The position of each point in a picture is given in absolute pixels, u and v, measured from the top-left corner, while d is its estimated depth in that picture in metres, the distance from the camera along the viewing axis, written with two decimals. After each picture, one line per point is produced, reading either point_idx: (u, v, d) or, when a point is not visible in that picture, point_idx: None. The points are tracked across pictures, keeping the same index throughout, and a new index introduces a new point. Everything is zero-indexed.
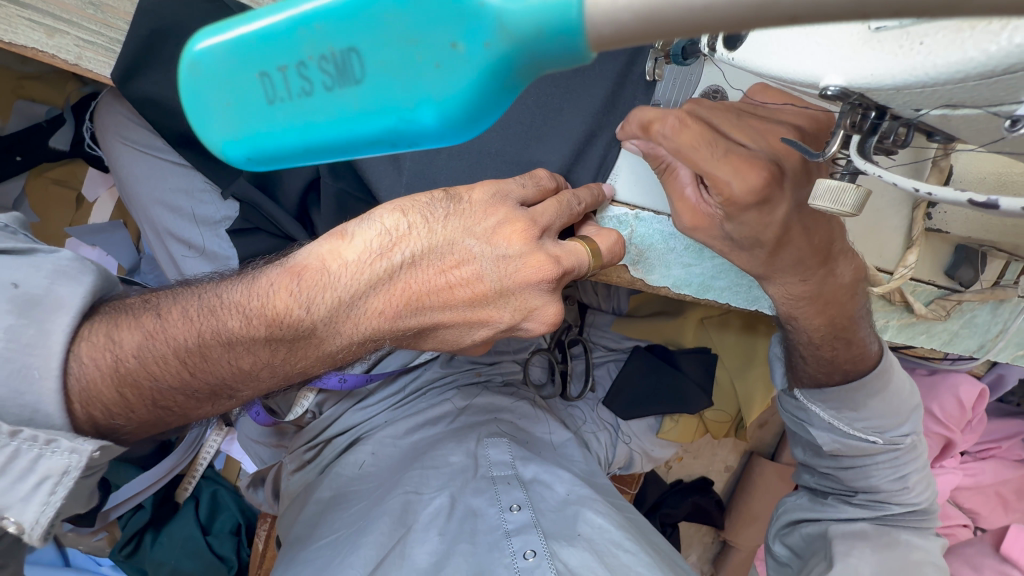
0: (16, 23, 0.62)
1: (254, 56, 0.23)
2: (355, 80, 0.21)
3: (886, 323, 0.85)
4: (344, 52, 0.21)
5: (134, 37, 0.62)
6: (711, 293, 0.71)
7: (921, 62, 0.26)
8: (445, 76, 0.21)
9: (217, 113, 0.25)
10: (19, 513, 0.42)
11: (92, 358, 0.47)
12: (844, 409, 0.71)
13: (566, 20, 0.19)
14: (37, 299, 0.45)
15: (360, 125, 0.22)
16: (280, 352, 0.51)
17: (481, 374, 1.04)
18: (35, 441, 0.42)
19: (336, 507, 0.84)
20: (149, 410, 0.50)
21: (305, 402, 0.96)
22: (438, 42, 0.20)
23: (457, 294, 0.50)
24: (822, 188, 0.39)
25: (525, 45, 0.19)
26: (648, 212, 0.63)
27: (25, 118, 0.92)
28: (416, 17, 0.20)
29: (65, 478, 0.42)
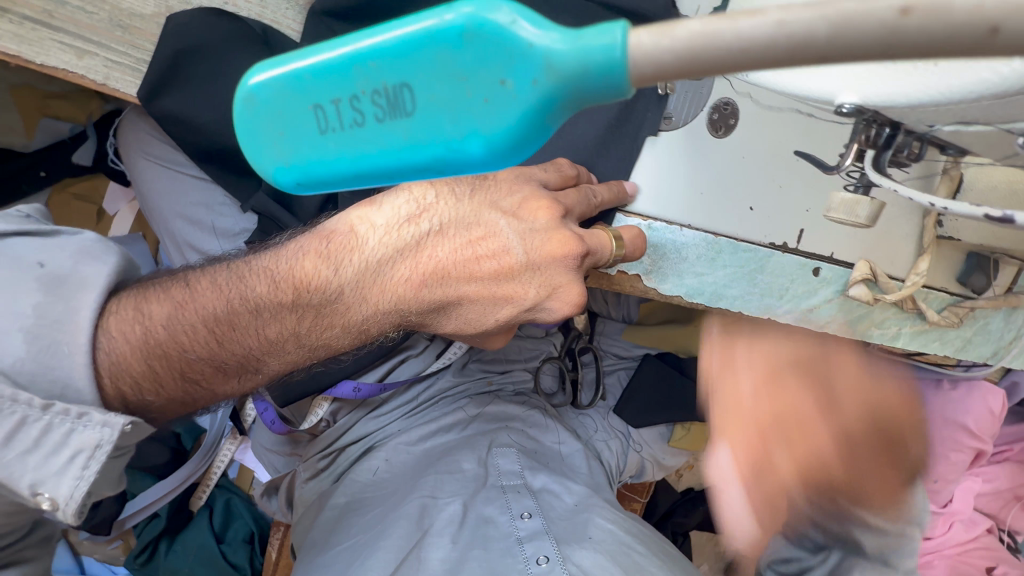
0: (48, 45, 0.64)
1: (308, 89, 0.24)
2: (407, 113, 0.22)
3: (898, 331, 0.83)
4: (397, 87, 0.22)
5: (161, 59, 0.64)
6: (725, 303, 0.69)
7: (936, 82, 0.26)
8: (492, 110, 0.21)
9: (270, 141, 0.26)
10: (54, 488, 0.43)
11: (122, 331, 0.49)
12: None
13: (610, 61, 0.19)
14: (63, 278, 0.47)
15: (408, 155, 0.23)
16: (306, 318, 0.53)
17: (493, 383, 1.05)
18: (66, 415, 0.44)
19: (353, 513, 0.85)
20: (178, 384, 0.51)
21: (320, 411, 0.95)
22: (487, 80, 0.21)
23: (483, 266, 0.52)
24: (835, 201, 0.40)
25: (570, 82, 0.20)
26: (660, 223, 0.65)
27: (50, 135, 0.94)
28: (468, 56, 0.21)
29: (97, 452, 0.44)
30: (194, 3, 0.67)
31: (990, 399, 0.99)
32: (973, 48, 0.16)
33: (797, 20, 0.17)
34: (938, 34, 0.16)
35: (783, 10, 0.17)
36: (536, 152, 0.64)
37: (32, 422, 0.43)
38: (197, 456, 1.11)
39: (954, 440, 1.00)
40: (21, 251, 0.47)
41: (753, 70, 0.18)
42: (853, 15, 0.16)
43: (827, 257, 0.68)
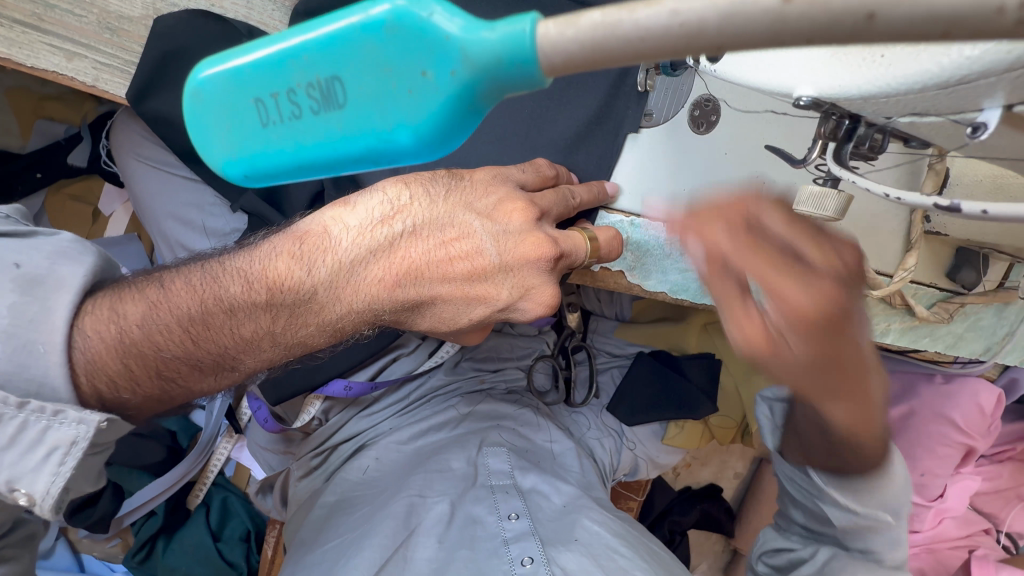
0: (37, 48, 0.65)
1: (248, 83, 0.25)
2: (339, 104, 0.23)
3: (887, 327, 0.83)
4: (328, 80, 0.23)
5: (149, 60, 0.65)
6: (710, 300, 0.70)
7: (884, 74, 0.27)
8: (417, 101, 0.22)
9: (217, 133, 0.27)
10: (30, 484, 0.44)
11: (97, 330, 0.50)
12: None
13: (521, 52, 0.20)
14: (38, 278, 0.48)
15: (343, 146, 0.24)
16: (281, 318, 0.53)
17: (485, 381, 1.06)
18: (42, 413, 0.45)
19: (340, 513, 0.86)
20: (154, 382, 0.52)
21: (311, 409, 0.96)
22: (411, 72, 0.22)
23: (455, 267, 0.53)
24: (805, 193, 0.40)
25: (487, 71, 0.21)
26: (642, 219, 0.65)
27: (46, 138, 0.96)
28: (391, 48, 0.22)
29: (73, 448, 0.45)
30: (179, 3, 0.67)
31: (983, 394, 0.97)
32: (853, 33, 0.17)
33: (690, 9, 0.17)
34: (822, 21, 0.16)
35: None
36: (519, 150, 0.64)
37: (8, 420, 0.44)
38: (192, 455, 1.13)
39: (942, 435, 0.99)
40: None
41: (656, 58, 0.18)
42: (740, 5, 0.16)
43: None
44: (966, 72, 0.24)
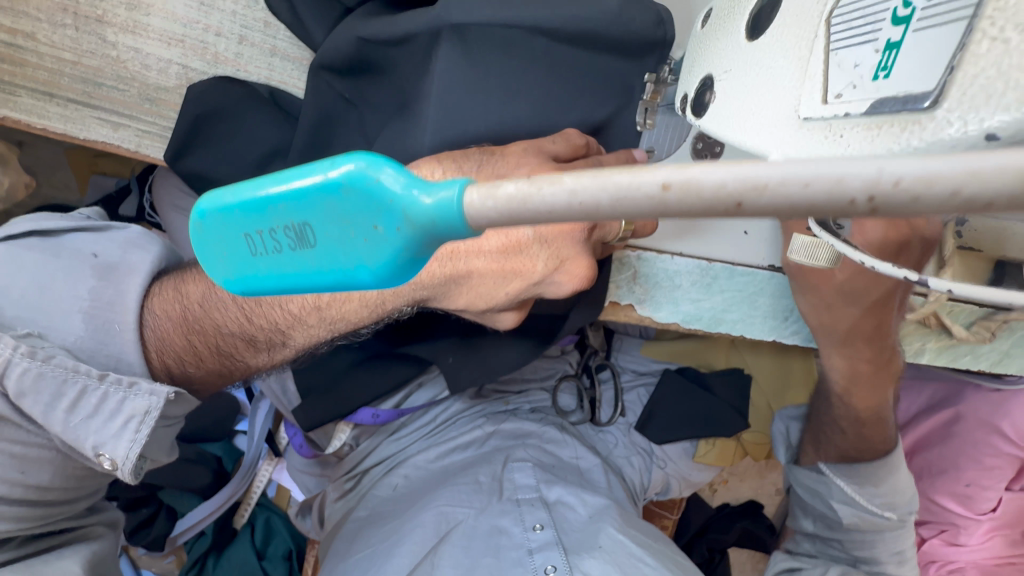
0: (88, 121, 0.72)
1: (235, 220, 0.22)
2: (311, 244, 0.20)
3: (921, 346, 0.80)
4: (300, 225, 0.20)
5: (184, 122, 0.70)
6: (725, 326, 0.72)
7: (843, 152, 0.26)
8: (375, 248, 0.19)
9: (216, 256, 0.24)
10: (113, 449, 0.53)
11: (164, 309, 0.58)
12: (866, 485, 0.80)
13: (454, 219, 0.17)
14: (114, 265, 0.59)
15: (317, 281, 0.21)
16: (324, 296, 0.58)
17: (510, 403, 1.09)
18: (119, 384, 0.54)
19: (370, 525, 0.89)
20: (213, 357, 0.61)
21: (343, 435, 1.02)
22: (364, 223, 0.19)
23: (489, 240, 0.55)
24: (799, 243, 0.40)
25: (428, 232, 0.18)
26: (649, 253, 0.67)
27: (99, 190, 1.06)
28: (350, 203, 0.19)
29: (146, 416, 0.54)
30: (208, 71, 0.72)
31: None
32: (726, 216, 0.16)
33: (586, 192, 0.16)
34: (697, 209, 0.16)
35: (575, 179, 0.16)
36: None
37: (93, 391, 0.53)
38: (237, 478, 1.20)
39: (989, 444, 1.00)
40: (79, 243, 0.59)
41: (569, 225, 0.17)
42: (625, 193, 0.16)
43: None
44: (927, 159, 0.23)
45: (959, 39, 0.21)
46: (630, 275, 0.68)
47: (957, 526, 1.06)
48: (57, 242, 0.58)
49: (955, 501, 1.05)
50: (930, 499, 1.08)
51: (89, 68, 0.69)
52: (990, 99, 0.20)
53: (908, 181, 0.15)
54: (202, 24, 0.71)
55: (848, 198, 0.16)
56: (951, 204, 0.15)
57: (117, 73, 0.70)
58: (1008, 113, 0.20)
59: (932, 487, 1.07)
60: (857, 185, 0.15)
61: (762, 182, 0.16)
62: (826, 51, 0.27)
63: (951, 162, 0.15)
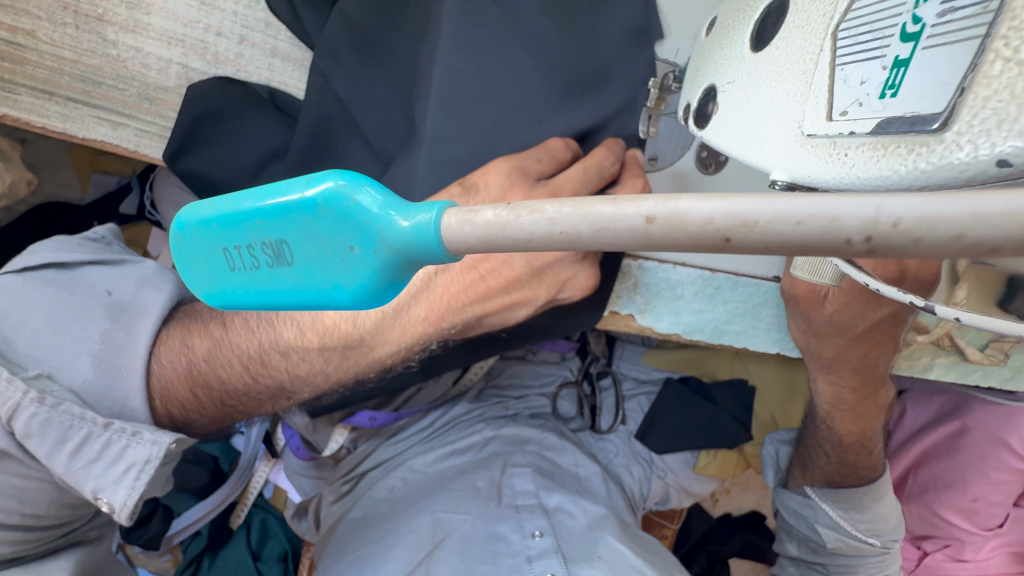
0: (87, 120, 0.71)
1: (209, 234, 0.22)
2: (288, 262, 0.20)
3: (930, 361, 0.79)
4: (277, 242, 0.20)
5: (182, 122, 0.70)
6: (727, 337, 0.71)
7: (847, 171, 0.25)
8: (352, 267, 0.20)
9: (193, 272, 0.23)
10: (111, 495, 0.52)
11: (170, 359, 0.57)
12: (850, 509, 0.81)
13: (430, 241, 0.19)
14: (126, 306, 0.58)
15: (292, 300, 0.21)
16: (332, 359, 0.57)
17: (510, 408, 1.08)
18: (123, 432, 0.53)
19: (366, 528, 0.89)
20: (217, 407, 0.60)
21: (339, 439, 1.02)
22: (341, 243, 0.19)
23: (491, 285, 0.53)
24: (800, 260, 0.40)
25: (405, 254, 0.19)
26: (652, 262, 0.66)
27: (101, 188, 1.06)
28: (328, 222, 0.19)
29: (146, 465, 0.53)
30: (209, 71, 0.72)
31: None
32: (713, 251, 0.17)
33: (567, 220, 0.18)
34: (683, 241, 0.17)
35: (556, 208, 0.18)
36: None
37: (97, 437, 0.53)
38: (232, 479, 1.20)
39: (996, 458, 0.98)
40: (93, 280, 0.58)
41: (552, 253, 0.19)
42: (608, 225, 0.17)
43: None
44: (925, 184, 0.22)
45: (972, 58, 0.20)
46: (631, 283, 0.67)
47: (963, 541, 1.04)
48: (72, 276, 0.57)
49: (960, 516, 1.03)
50: (934, 514, 1.06)
51: (89, 67, 0.69)
52: (1002, 123, 0.19)
53: (908, 222, 0.16)
54: (202, 24, 0.70)
55: (844, 238, 0.16)
56: (955, 247, 0.16)
57: (117, 72, 0.70)
58: (1022, 139, 0.19)
59: (936, 501, 1.05)
60: (853, 225, 0.16)
61: (750, 219, 0.16)
62: (833, 64, 0.26)
63: (958, 203, 0.15)
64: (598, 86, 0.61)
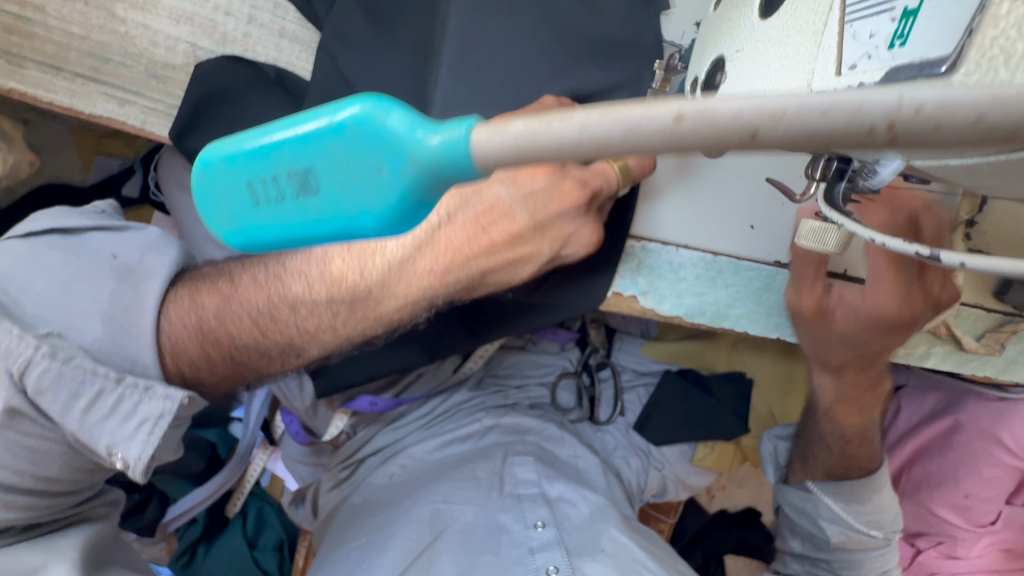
0: (94, 97, 0.71)
1: (239, 167, 0.22)
2: (314, 190, 0.20)
3: (926, 350, 0.80)
4: (305, 170, 0.20)
5: (188, 101, 0.70)
6: (728, 322, 0.72)
7: None
8: (381, 192, 0.19)
9: (219, 208, 0.24)
10: (125, 450, 0.52)
11: (179, 317, 0.57)
12: (852, 503, 0.82)
13: (465, 157, 0.18)
14: (132, 268, 0.58)
15: (322, 230, 0.21)
16: (341, 313, 0.59)
17: (509, 397, 1.08)
18: (136, 388, 0.53)
19: (365, 515, 0.89)
20: (227, 364, 0.60)
21: (339, 423, 1.02)
22: (370, 165, 0.19)
23: (493, 237, 0.56)
24: (805, 229, 0.40)
25: (438, 173, 0.18)
26: (654, 244, 0.68)
27: (104, 172, 1.06)
28: (357, 144, 0.19)
29: (161, 420, 0.53)
30: (217, 50, 0.72)
31: None
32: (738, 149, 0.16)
33: (592, 125, 0.16)
34: (709, 139, 0.16)
35: (581, 113, 0.16)
36: None
37: (109, 393, 0.52)
38: (230, 466, 1.19)
39: (990, 455, 0.99)
40: (100, 244, 0.58)
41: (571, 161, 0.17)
42: (633, 122, 0.16)
43: None
44: None
45: (979, 1, 0.21)
46: (633, 265, 0.68)
47: (955, 538, 1.05)
48: (77, 243, 0.57)
49: (953, 511, 1.04)
50: (928, 511, 1.07)
51: (98, 43, 0.70)
52: (1010, 61, 0.20)
53: (929, 109, 0.15)
54: (213, 3, 0.71)
55: (868, 126, 0.15)
56: (975, 132, 0.15)
57: (125, 49, 0.70)
58: None
59: (930, 498, 1.06)
60: (877, 112, 0.15)
61: (780, 109, 0.15)
62: (841, 23, 0.27)
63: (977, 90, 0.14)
64: (608, 65, 0.61)
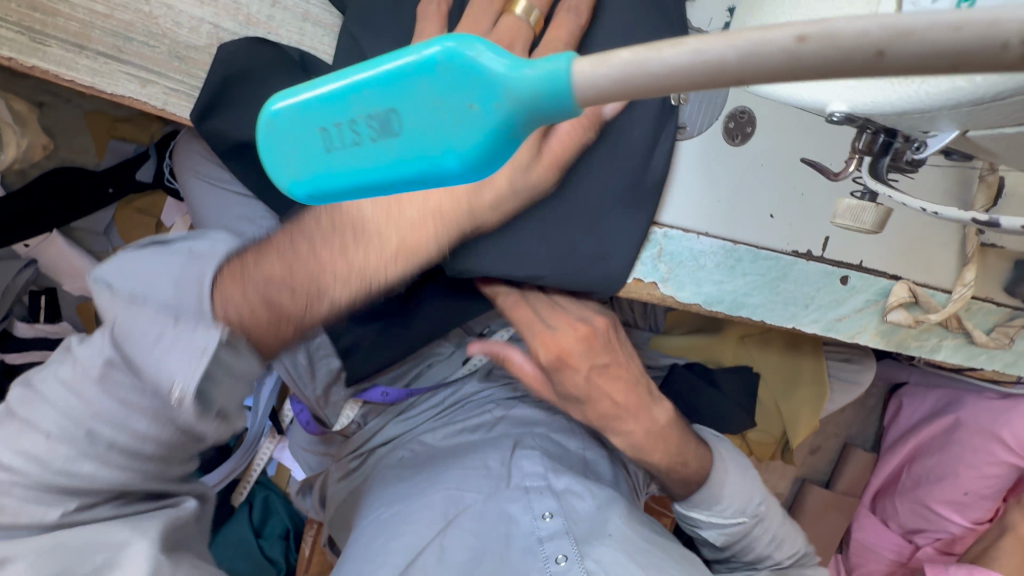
0: (116, 77, 0.71)
1: (312, 114, 0.23)
2: (395, 133, 0.21)
3: (938, 342, 0.79)
4: (385, 112, 0.21)
5: (210, 83, 0.70)
6: (745, 310, 0.72)
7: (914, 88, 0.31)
8: (467, 129, 0.21)
9: (284, 158, 0.24)
10: (176, 378, 0.50)
11: (223, 264, 0.54)
12: (711, 508, 0.78)
13: (556, 88, 0.19)
14: (201, 256, 0.55)
15: (397, 173, 0.22)
16: (359, 232, 0.55)
17: (518, 389, 1.05)
18: (187, 323, 0.51)
19: (379, 494, 0.89)
20: (267, 308, 0.54)
21: (350, 413, 1.01)
22: (458, 102, 0.21)
23: None
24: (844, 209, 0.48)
25: (525, 107, 0.20)
26: (676, 230, 0.67)
27: (117, 156, 1.05)
28: (444, 82, 0.20)
29: (205, 352, 0.50)
30: (239, 32, 0.73)
31: None
32: (862, 69, 0.17)
33: (710, 49, 0.17)
34: (832, 61, 0.17)
35: (698, 39, 0.18)
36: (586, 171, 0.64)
37: (167, 326, 0.51)
38: (238, 454, 1.16)
39: (988, 452, 1.01)
40: (177, 244, 0.56)
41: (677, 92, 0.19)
42: (752, 45, 0.17)
43: (856, 264, 0.71)
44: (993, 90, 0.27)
45: None
46: (655, 253, 0.67)
47: (953, 535, 1.06)
48: (162, 245, 0.55)
49: (952, 509, 1.05)
50: (923, 506, 1.09)
51: (121, 22, 0.69)
52: None
53: None
54: None
55: (1004, 41, 0.16)
56: None
57: (148, 29, 0.70)
58: None
59: (928, 494, 1.08)
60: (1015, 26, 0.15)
61: (913, 28, 0.16)
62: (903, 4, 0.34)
63: None
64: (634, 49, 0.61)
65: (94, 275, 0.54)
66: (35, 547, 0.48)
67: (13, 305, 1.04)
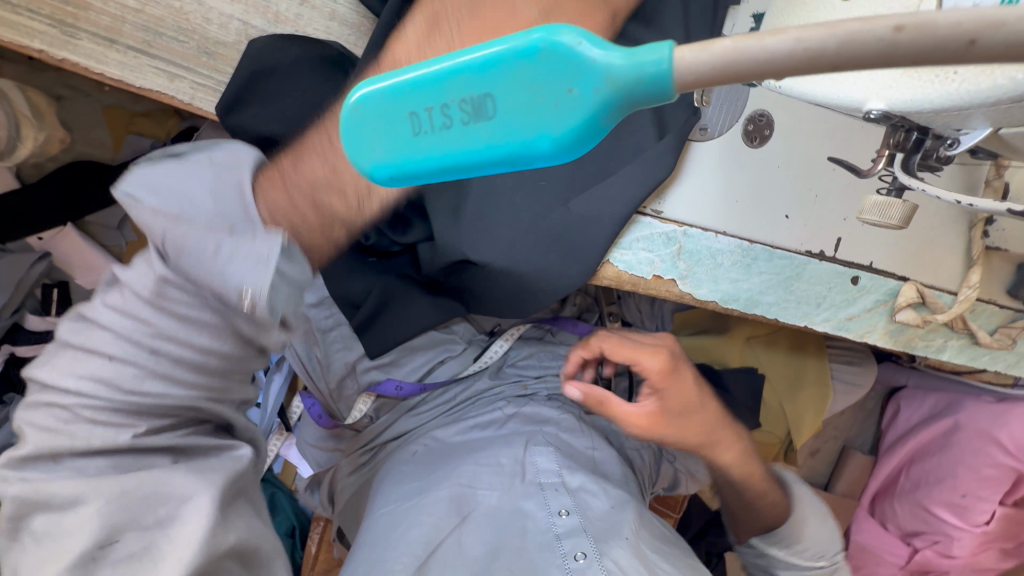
0: (145, 70, 0.72)
1: (404, 99, 0.25)
2: (488, 117, 0.23)
3: (944, 342, 0.80)
4: (480, 97, 0.23)
5: (239, 77, 0.71)
6: (759, 309, 0.74)
7: (955, 87, 0.34)
8: (562, 113, 0.23)
9: (371, 142, 0.27)
10: (248, 290, 0.43)
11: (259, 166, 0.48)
12: (789, 545, 0.79)
13: (655, 72, 0.21)
14: (233, 162, 0.47)
15: (488, 155, 0.24)
16: None
17: (527, 387, 1.04)
18: (234, 234, 0.44)
19: (389, 483, 0.89)
20: (318, 194, 0.49)
21: (363, 406, 1.01)
22: (557, 87, 0.23)
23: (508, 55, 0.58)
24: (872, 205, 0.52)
25: (622, 91, 0.22)
26: (695, 229, 0.70)
27: (134, 150, 1.06)
28: (542, 69, 0.22)
29: (267, 259, 0.43)
30: (268, 30, 0.74)
31: None
32: (953, 57, 0.18)
33: (811, 39, 0.19)
34: (926, 50, 0.18)
35: (799, 30, 0.19)
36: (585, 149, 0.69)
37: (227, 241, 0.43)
38: None
39: (988, 454, 1.03)
40: (206, 152, 0.48)
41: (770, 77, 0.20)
42: (853, 33, 0.18)
43: (865, 265, 0.73)
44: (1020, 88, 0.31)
45: None
46: (674, 250, 0.70)
47: (951, 537, 1.08)
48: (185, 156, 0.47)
49: (950, 511, 1.07)
50: (923, 508, 1.11)
51: (152, 17, 0.70)
52: None
53: None
54: None
55: None
56: None
57: (178, 25, 0.71)
58: None
59: (927, 496, 1.10)
60: None
61: (998, 21, 0.18)
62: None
63: None
64: None
65: (122, 189, 0.44)
66: (105, 490, 0.42)
67: (25, 298, 1.04)
